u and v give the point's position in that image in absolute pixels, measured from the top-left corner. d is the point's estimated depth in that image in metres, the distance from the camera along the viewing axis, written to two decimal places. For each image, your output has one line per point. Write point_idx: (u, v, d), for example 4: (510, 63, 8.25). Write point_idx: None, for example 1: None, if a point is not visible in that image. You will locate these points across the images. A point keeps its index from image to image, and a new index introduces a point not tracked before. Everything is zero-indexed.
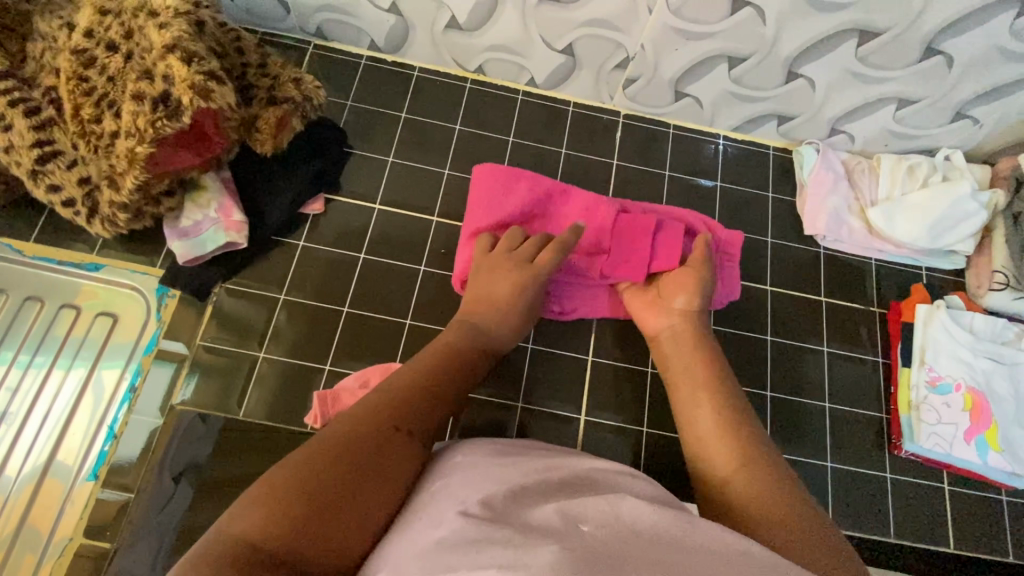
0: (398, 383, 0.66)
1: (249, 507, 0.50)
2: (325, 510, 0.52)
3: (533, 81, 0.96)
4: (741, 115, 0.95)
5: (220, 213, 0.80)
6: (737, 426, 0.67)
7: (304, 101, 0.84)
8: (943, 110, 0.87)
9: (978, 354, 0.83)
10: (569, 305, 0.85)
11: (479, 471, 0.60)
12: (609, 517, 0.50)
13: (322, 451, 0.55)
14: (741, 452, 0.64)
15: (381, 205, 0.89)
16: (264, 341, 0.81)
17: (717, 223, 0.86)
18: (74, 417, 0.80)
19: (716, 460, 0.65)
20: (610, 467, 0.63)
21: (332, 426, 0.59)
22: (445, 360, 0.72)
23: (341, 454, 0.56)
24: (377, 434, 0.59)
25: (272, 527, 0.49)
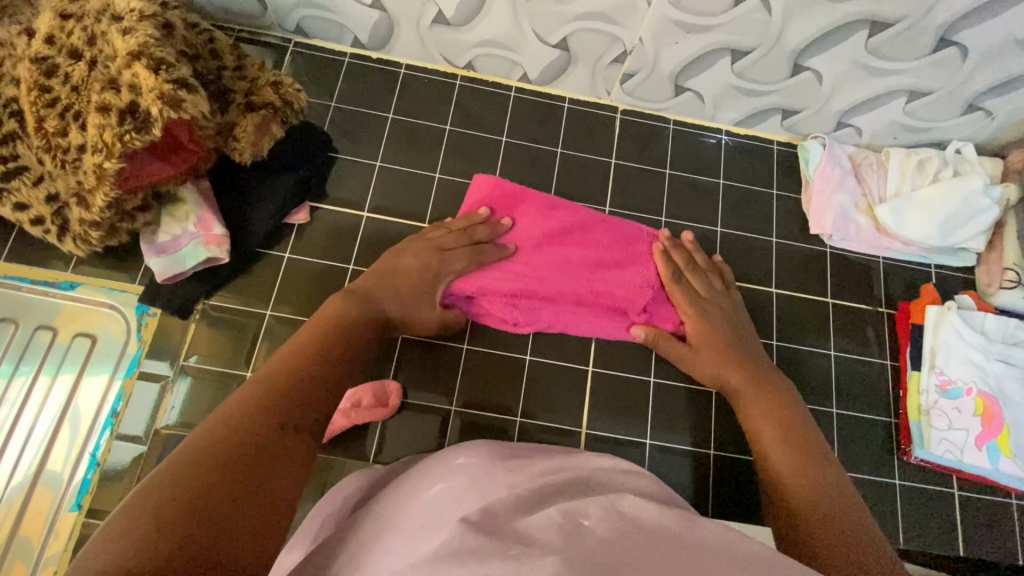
0: (290, 358, 0.53)
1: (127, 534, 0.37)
2: (216, 526, 0.39)
3: (526, 77, 0.92)
4: (743, 108, 0.91)
5: (200, 227, 0.76)
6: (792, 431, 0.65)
7: (284, 106, 0.79)
8: (956, 102, 0.83)
9: (990, 356, 0.81)
10: (526, 317, 0.81)
11: (484, 477, 0.57)
12: (610, 511, 0.47)
13: (208, 451, 0.42)
14: (801, 455, 0.61)
15: (369, 212, 0.85)
16: (252, 359, 0.78)
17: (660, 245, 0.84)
18: (56, 438, 0.76)
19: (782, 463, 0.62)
20: (609, 467, 0.60)
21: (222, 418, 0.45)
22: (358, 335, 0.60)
23: (234, 455, 0.43)
24: (269, 424, 0.46)
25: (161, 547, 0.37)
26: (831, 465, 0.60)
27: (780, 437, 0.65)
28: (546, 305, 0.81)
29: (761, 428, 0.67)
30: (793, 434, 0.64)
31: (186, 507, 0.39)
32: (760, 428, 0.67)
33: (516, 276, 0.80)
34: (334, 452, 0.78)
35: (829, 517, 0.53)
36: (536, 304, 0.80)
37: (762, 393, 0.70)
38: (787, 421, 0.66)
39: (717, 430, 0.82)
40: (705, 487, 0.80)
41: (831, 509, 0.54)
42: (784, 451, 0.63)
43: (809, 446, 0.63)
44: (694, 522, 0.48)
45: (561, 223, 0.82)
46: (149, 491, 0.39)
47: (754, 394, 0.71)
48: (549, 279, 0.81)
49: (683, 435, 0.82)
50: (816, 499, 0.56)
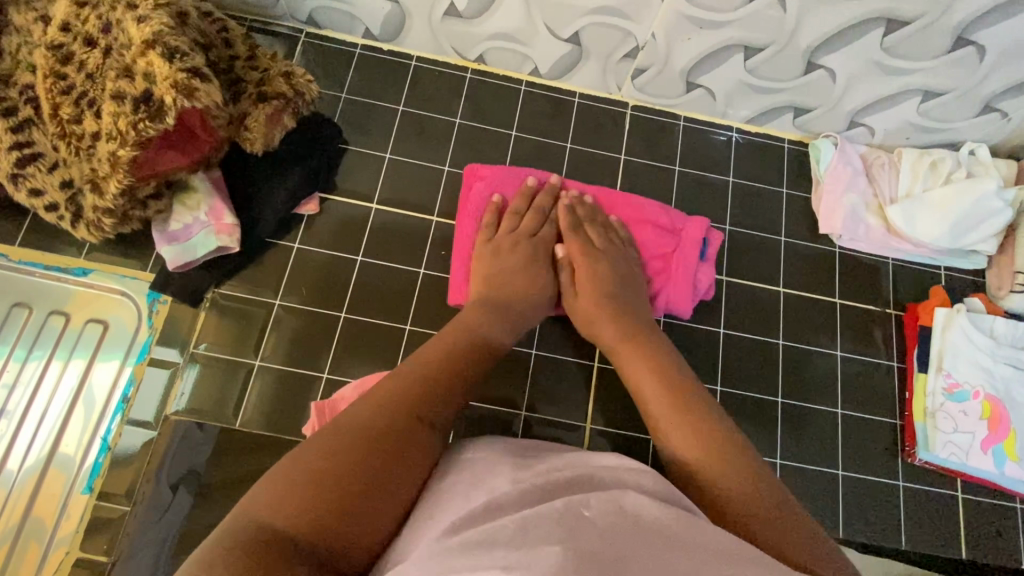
0: (435, 361, 0.63)
1: (278, 493, 0.49)
2: (343, 509, 0.50)
3: (536, 71, 0.91)
4: (755, 105, 0.90)
5: (211, 216, 0.76)
6: (684, 401, 0.62)
7: (295, 97, 0.79)
8: (972, 102, 0.82)
9: (999, 360, 0.80)
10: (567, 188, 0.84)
11: (488, 471, 0.57)
12: (610, 506, 0.48)
13: (347, 431, 0.54)
14: (710, 443, 0.58)
15: (378, 204, 0.85)
16: (260, 349, 0.79)
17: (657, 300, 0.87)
18: (70, 421, 0.77)
19: (683, 449, 0.59)
20: (620, 460, 0.57)
21: (366, 411, 0.56)
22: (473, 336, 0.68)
23: (364, 444, 0.53)
24: (399, 421, 0.56)
25: (303, 516, 0.48)
26: (736, 442, 0.59)
27: (692, 430, 0.60)
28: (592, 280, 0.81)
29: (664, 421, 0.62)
30: (687, 408, 0.61)
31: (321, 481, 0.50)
32: (662, 422, 0.62)
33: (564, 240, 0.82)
34: None
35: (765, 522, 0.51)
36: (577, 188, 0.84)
37: (658, 375, 0.65)
38: (677, 388, 0.64)
39: None
40: None
41: (759, 503, 0.53)
42: (682, 433, 0.60)
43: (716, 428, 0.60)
44: (694, 523, 0.48)
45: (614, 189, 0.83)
46: (294, 464, 0.51)
47: (649, 377, 0.66)
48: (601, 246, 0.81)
49: None
50: (741, 500, 0.53)
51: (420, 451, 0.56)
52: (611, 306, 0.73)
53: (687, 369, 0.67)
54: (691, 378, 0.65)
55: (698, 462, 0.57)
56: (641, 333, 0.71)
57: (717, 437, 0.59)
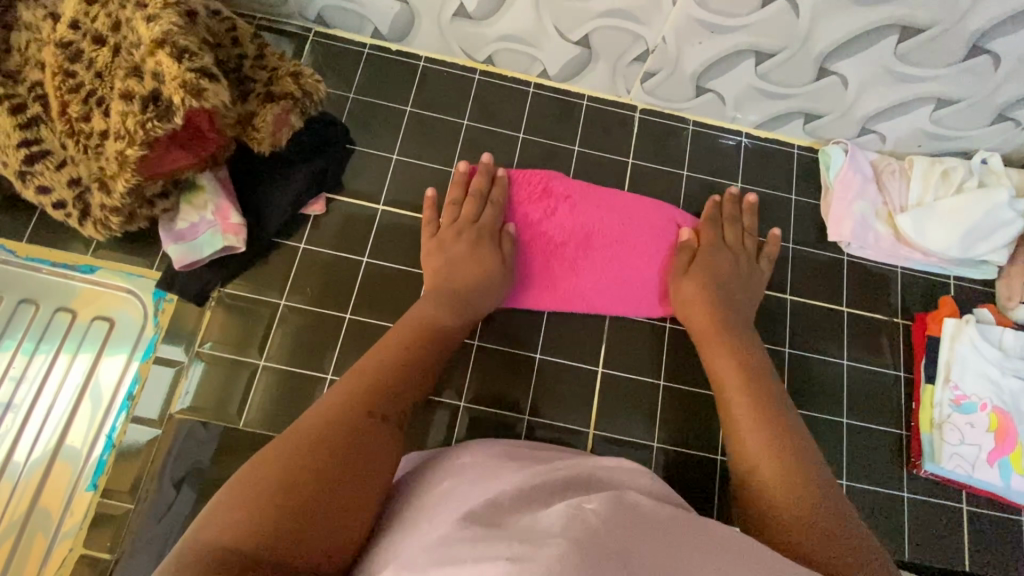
0: (384, 362, 0.65)
1: (230, 512, 0.49)
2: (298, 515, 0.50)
3: (545, 73, 0.91)
4: (766, 111, 0.89)
5: (218, 215, 0.76)
6: (767, 408, 0.66)
7: (304, 97, 0.78)
8: (985, 110, 0.81)
9: (1007, 372, 0.79)
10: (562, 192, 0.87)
11: (491, 471, 0.58)
12: (613, 501, 0.48)
13: (295, 439, 0.55)
14: (781, 449, 0.62)
15: (384, 205, 0.85)
16: (265, 349, 0.79)
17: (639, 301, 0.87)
18: (74, 418, 0.77)
19: (750, 447, 0.64)
20: (620, 464, 0.60)
21: (313, 417, 0.57)
22: (420, 338, 0.70)
23: (312, 455, 0.53)
24: (351, 421, 0.58)
25: (256, 528, 0.48)
26: (806, 451, 0.62)
27: (766, 430, 0.64)
28: (577, 279, 0.84)
29: (741, 418, 0.66)
30: (769, 412, 0.66)
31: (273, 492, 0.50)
32: (739, 420, 0.66)
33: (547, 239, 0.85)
34: None
35: (831, 528, 0.54)
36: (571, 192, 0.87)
37: (746, 379, 0.70)
38: (762, 393, 0.68)
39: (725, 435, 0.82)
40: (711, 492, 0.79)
41: (824, 509, 0.56)
42: (758, 432, 0.64)
43: (789, 433, 0.64)
44: (698, 533, 0.48)
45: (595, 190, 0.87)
46: (238, 489, 0.50)
47: (736, 378, 0.70)
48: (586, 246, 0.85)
49: (690, 439, 0.81)
50: (806, 503, 0.56)
51: (373, 448, 0.58)
52: (705, 309, 0.78)
53: (773, 380, 0.70)
54: (777, 387, 0.70)
55: (762, 463, 0.62)
56: (736, 336, 0.76)
57: (793, 446, 0.62)
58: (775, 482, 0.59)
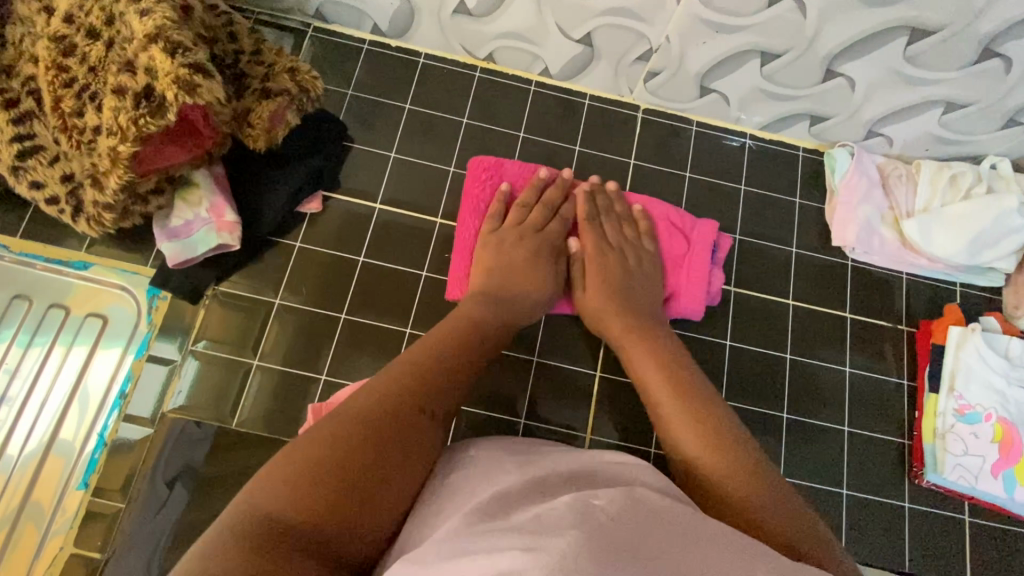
0: (433, 349, 0.63)
1: (282, 486, 0.48)
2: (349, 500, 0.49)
3: (547, 71, 0.90)
4: (771, 112, 0.88)
5: (212, 213, 0.75)
6: (688, 395, 0.63)
7: (300, 93, 0.77)
8: (995, 115, 0.79)
9: (1012, 382, 0.78)
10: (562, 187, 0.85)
11: (489, 466, 0.57)
12: (620, 494, 0.47)
13: (350, 418, 0.53)
14: (709, 434, 0.59)
15: (381, 204, 0.84)
16: (259, 348, 0.78)
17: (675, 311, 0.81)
18: (67, 414, 0.77)
19: (682, 441, 0.60)
20: (624, 459, 0.58)
21: (366, 398, 0.55)
22: (471, 331, 0.67)
23: (363, 437, 0.52)
24: (405, 409, 0.56)
25: (307, 507, 0.47)
26: (739, 439, 0.59)
27: (696, 430, 0.60)
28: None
29: (670, 420, 0.62)
30: (693, 399, 0.62)
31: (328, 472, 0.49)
32: (670, 422, 0.62)
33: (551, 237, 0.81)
34: None
35: (773, 519, 0.51)
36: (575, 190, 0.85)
37: (667, 375, 0.65)
38: (681, 378, 0.65)
39: None
40: None
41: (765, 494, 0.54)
42: (684, 424, 0.61)
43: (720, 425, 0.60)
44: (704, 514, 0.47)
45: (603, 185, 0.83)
46: (288, 462, 0.49)
47: (658, 375, 0.66)
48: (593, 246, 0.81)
49: None
50: (746, 497, 0.53)
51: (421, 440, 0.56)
52: (603, 295, 0.74)
53: (686, 362, 0.68)
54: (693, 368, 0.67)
55: (698, 459, 0.58)
56: (643, 328, 0.71)
57: (723, 428, 0.60)
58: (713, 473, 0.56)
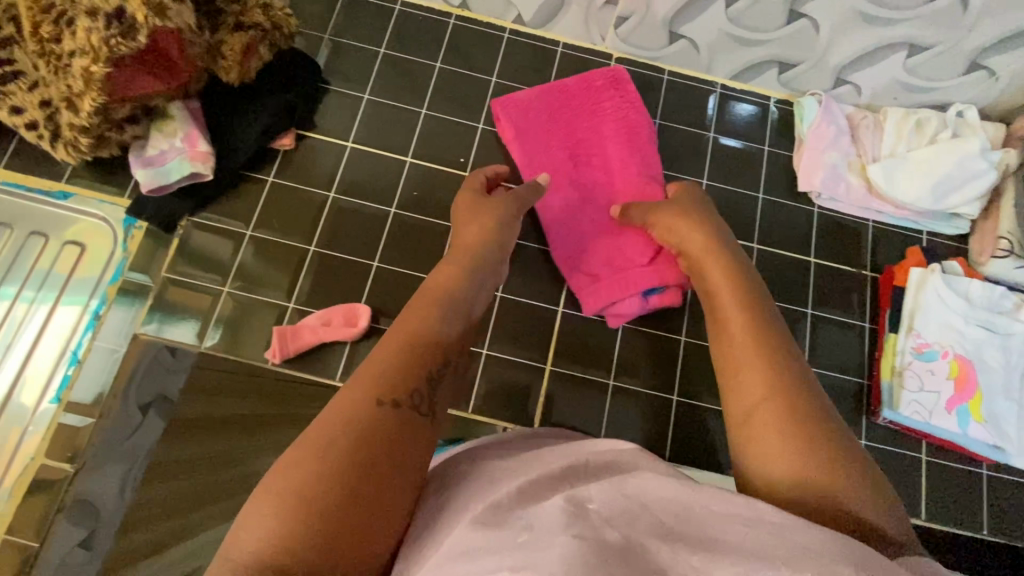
0: (407, 329, 0.53)
1: (259, 526, 0.40)
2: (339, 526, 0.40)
3: (520, 19, 0.92)
4: (739, 60, 0.89)
5: (186, 143, 0.77)
6: (766, 337, 0.54)
7: (273, 30, 0.79)
8: (957, 59, 0.80)
9: (972, 322, 0.78)
10: (640, 139, 0.84)
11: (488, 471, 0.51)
12: (618, 493, 0.42)
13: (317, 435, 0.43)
14: (778, 381, 0.50)
15: (353, 143, 0.86)
16: (229, 277, 0.80)
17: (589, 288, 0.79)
18: (27, 366, 0.77)
19: (743, 384, 0.51)
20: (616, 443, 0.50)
21: (333, 404, 0.45)
22: (437, 316, 0.56)
23: (343, 448, 0.42)
24: (378, 412, 0.45)
25: (287, 547, 0.39)
26: (807, 375, 0.51)
27: (754, 352, 0.53)
28: (572, 190, 0.82)
29: (735, 350, 0.54)
30: (766, 340, 0.53)
31: (306, 501, 0.40)
32: (731, 339, 0.55)
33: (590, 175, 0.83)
34: (299, 372, 0.77)
35: (831, 460, 0.44)
36: (643, 157, 0.82)
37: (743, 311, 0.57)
38: (762, 317, 0.56)
39: (683, 375, 0.82)
40: (666, 432, 0.79)
41: (836, 459, 0.45)
42: (755, 363, 0.52)
43: (782, 350, 0.53)
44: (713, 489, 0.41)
45: (654, 169, 0.82)
46: (266, 500, 0.41)
47: (731, 309, 0.58)
48: (610, 206, 0.81)
49: (649, 383, 0.81)
50: (811, 448, 0.45)
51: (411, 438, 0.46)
52: (700, 240, 0.67)
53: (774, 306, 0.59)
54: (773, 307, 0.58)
55: (759, 405, 0.49)
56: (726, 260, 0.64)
57: (797, 381, 0.50)
58: (772, 425, 0.47)
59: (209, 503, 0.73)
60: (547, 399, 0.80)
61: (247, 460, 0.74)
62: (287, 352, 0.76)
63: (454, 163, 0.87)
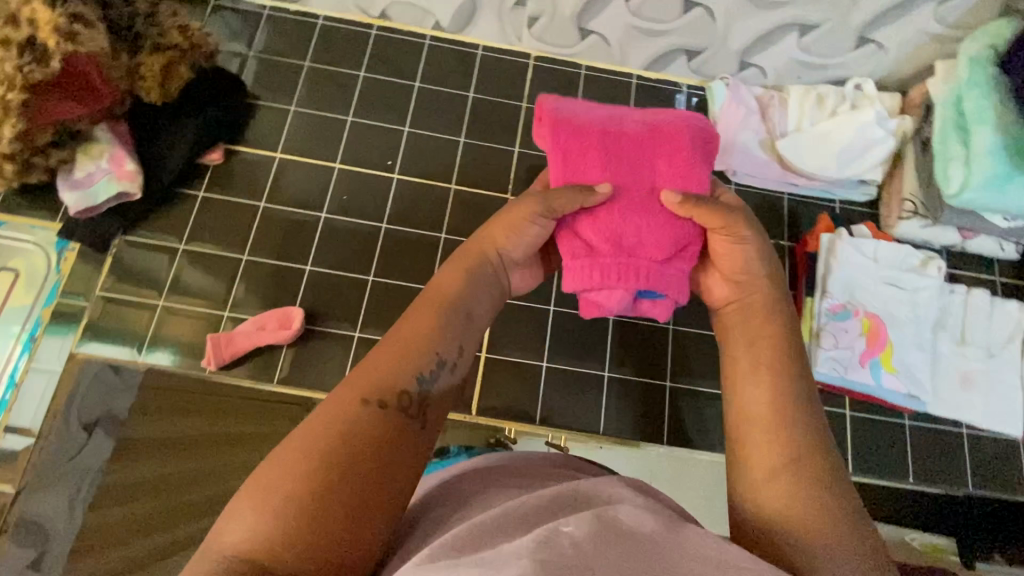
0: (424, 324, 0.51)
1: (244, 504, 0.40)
2: (319, 516, 0.39)
3: (438, 25, 0.96)
4: (649, 51, 0.94)
5: (112, 163, 0.79)
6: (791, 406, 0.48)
7: (191, 49, 0.82)
8: (846, 34, 0.86)
9: (879, 280, 0.83)
10: (698, 132, 0.61)
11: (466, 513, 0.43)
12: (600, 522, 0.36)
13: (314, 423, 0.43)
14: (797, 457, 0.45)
15: (281, 154, 0.89)
16: (164, 290, 0.82)
17: (580, 265, 0.58)
18: None
19: (760, 451, 0.47)
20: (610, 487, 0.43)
21: (338, 395, 0.45)
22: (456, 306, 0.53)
23: (337, 441, 0.42)
24: (377, 415, 0.44)
25: (266, 530, 0.38)
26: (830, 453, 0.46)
27: (772, 425, 0.47)
28: (594, 154, 0.59)
29: (755, 413, 0.48)
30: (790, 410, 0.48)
31: (291, 488, 0.40)
32: (751, 403, 0.49)
33: (633, 135, 0.60)
34: (235, 378, 0.79)
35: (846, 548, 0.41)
36: (699, 152, 0.60)
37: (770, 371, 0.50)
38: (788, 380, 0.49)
39: (612, 352, 0.86)
40: (599, 407, 0.83)
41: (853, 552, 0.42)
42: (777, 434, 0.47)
43: (807, 424, 0.47)
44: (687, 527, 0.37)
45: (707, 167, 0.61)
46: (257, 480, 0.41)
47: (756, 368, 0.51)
48: (642, 191, 0.59)
49: (581, 361, 0.85)
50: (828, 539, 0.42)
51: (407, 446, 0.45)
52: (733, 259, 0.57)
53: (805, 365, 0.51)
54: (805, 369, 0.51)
55: (776, 481, 0.45)
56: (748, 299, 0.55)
57: (819, 458, 0.46)
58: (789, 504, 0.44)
59: (160, 513, 0.74)
60: (483, 385, 0.83)
61: (197, 465, 0.76)
62: (221, 359, 0.78)
63: (382, 165, 0.90)
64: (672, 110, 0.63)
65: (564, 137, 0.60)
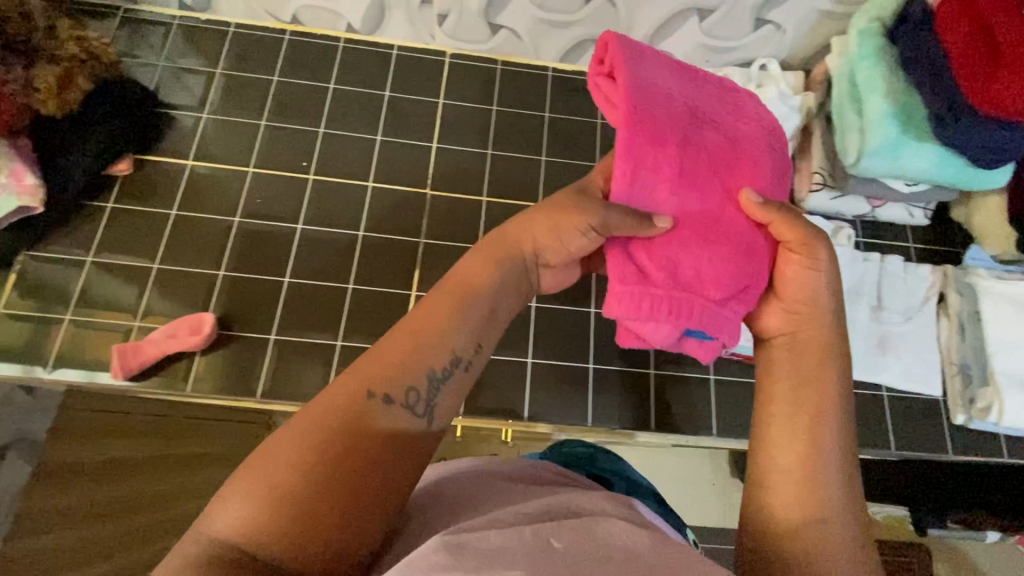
0: (442, 315, 0.48)
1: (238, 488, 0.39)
2: (314, 520, 0.38)
3: (352, 27, 0.96)
4: (560, 43, 0.96)
5: (10, 177, 0.76)
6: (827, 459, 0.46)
7: (89, 59, 0.82)
8: (744, 15, 0.88)
9: None
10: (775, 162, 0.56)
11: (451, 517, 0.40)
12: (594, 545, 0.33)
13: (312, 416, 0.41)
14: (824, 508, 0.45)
15: (194, 160, 0.89)
16: (72, 303, 0.80)
17: (629, 292, 0.51)
18: None
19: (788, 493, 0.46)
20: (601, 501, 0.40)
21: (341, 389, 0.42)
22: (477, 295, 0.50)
23: (337, 448, 0.40)
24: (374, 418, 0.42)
25: (260, 523, 0.38)
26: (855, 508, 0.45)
27: (805, 475, 0.46)
28: (666, 165, 0.51)
29: (788, 457, 0.47)
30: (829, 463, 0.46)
31: (287, 484, 0.38)
32: (784, 449, 0.47)
33: (711, 152, 0.53)
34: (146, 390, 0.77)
35: None
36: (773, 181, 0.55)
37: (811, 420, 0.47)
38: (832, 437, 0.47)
39: (535, 337, 0.84)
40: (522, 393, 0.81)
41: None
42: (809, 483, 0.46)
43: (836, 448, 0.47)
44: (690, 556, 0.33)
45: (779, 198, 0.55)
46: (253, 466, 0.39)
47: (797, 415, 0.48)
48: (712, 214, 0.53)
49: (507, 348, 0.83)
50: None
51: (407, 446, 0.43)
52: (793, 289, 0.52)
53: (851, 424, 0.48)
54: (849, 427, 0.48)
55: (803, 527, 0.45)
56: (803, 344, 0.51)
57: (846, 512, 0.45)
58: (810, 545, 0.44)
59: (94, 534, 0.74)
60: None
61: (130, 480, 0.77)
62: (130, 369, 0.76)
63: (297, 167, 0.90)
64: (750, 121, 0.56)
65: (640, 141, 0.50)
